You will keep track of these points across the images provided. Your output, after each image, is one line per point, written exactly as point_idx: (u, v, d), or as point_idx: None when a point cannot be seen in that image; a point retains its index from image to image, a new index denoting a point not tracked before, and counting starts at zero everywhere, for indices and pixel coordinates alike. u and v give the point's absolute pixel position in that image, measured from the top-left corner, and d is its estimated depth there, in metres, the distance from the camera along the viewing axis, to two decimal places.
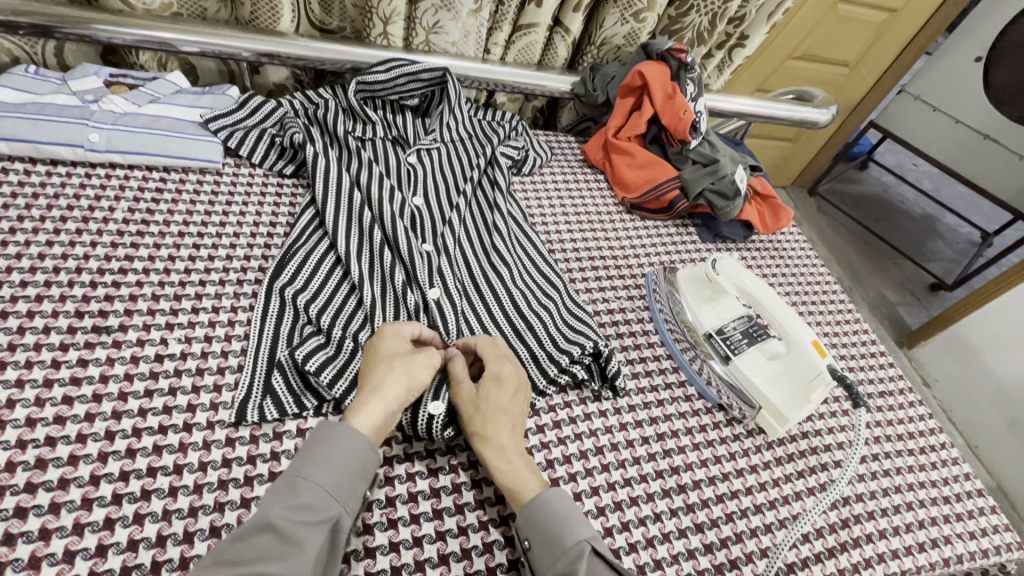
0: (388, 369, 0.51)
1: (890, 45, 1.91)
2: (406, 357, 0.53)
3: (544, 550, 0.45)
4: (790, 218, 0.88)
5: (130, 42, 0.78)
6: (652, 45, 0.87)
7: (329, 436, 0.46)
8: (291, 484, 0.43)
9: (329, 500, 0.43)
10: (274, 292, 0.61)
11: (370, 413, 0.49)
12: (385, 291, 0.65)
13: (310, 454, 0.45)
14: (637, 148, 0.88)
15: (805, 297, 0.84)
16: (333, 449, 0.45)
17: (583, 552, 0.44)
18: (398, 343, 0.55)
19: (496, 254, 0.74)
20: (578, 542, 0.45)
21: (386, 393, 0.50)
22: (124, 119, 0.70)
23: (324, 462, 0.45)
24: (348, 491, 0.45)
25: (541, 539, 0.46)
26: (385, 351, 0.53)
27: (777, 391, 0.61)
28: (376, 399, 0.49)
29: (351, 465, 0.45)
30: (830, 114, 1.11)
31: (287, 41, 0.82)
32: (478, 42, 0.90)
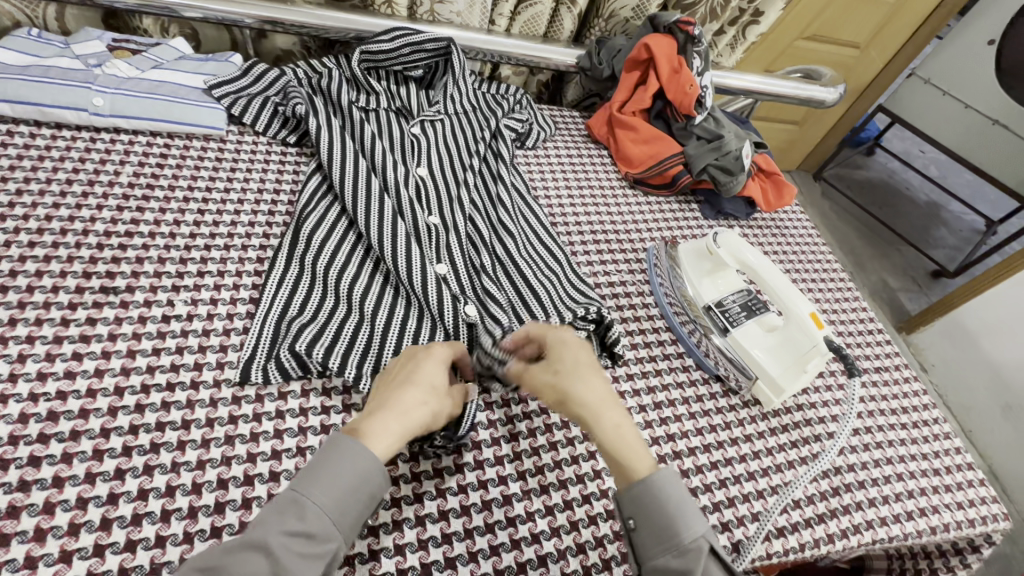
0: (422, 402, 0.46)
1: (902, 27, 1.88)
2: (441, 394, 0.48)
3: (653, 533, 0.43)
4: (794, 195, 0.88)
5: (132, 7, 0.79)
6: (658, 17, 0.85)
7: (346, 451, 0.42)
8: (294, 504, 0.40)
9: (332, 528, 0.40)
10: (282, 259, 0.62)
11: (392, 439, 0.44)
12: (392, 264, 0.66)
13: (323, 469, 0.41)
14: (641, 123, 0.87)
15: (805, 273, 0.84)
16: (349, 467, 0.42)
17: (701, 550, 0.42)
18: (440, 374, 0.49)
19: (500, 228, 0.74)
20: (695, 539, 0.43)
21: (410, 429, 0.45)
22: (128, 84, 0.70)
23: (332, 483, 0.41)
24: (350, 519, 0.41)
25: (651, 523, 0.44)
26: (425, 377, 0.48)
27: (774, 361, 0.62)
28: (400, 421, 0.45)
29: (361, 492, 0.42)
30: (839, 93, 1.10)
31: (289, 7, 0.82)
32: (483, 13, 0.89)
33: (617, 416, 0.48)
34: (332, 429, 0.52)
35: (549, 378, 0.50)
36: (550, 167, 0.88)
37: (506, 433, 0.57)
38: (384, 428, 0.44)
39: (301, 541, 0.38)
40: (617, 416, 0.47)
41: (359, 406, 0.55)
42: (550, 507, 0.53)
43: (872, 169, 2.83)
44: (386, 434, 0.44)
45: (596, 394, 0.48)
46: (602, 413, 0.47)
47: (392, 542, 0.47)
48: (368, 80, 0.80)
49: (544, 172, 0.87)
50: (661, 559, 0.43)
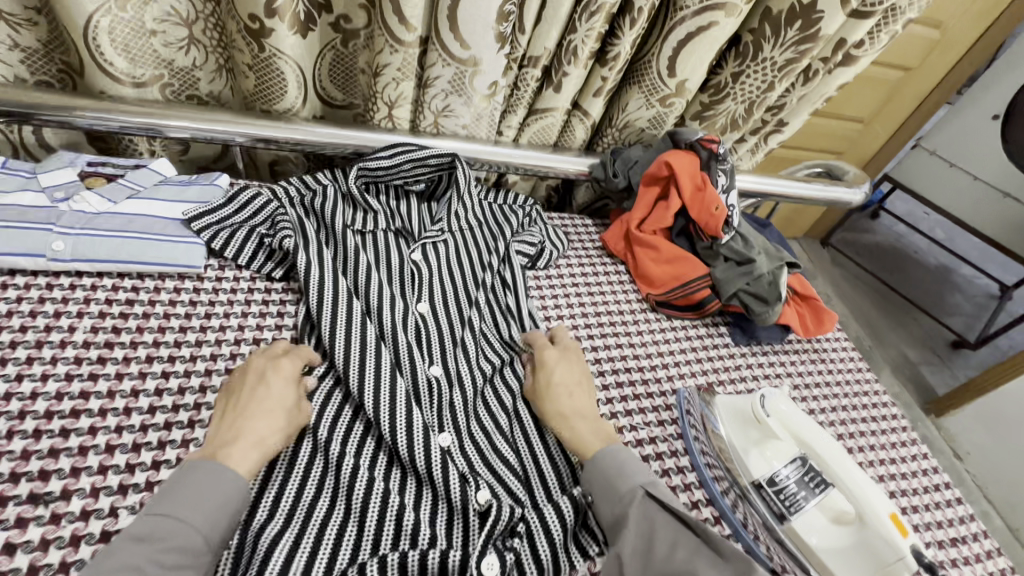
0: (269, 417, 0.51)
1: (906, 103, 1.87)
2: (287, 412, 0.52)
3: (608, 503, 0.53)
4: (834, 322, 0.79)
5: (115, 129, 0.73)
6: (680, 134, 0.80)
7: (205, 476, 0.45)
8: (159, 525, 0.42)
9: (204, 545, 0.43)
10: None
11: (255, 459, 0.48)
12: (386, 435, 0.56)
13: (184, 493, 0.44)
14: (662, 241, 0.80)
15: (850, 414, 0.75)
16: (209, 487, 0.45)
17: (638, 495, 0.51)
18: (288, 387, 0.54)
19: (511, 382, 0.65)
20: (633, 489, 0.52)
21: (269, 440, 0.50)
22: (97, 222, 0.63)
23: (197, 502, 0.44)
24: (219, 535, 0.44)
25: (604, 495, 0.53)
26: (276, 399, 0.52)
27: (845, 566, 0.51)
28: (258, 447, 0.49)
29: (225, 511, 0.45)
30: (863, 193, 1.04)
31: (290, 125, 0.77)
32: (491, 125, 0.84)
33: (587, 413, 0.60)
34: None
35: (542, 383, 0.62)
36: (562, 288, 0.80)
37: None
38: (244, 454, 0.48)
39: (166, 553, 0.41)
40: (577, 425, 0.59)
41: None
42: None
43: (878, 234, 2.80)
44: (224, 450, 0.48)
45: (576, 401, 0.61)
46: (576, 421, 0.59)
47: None
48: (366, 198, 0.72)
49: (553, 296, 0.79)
50: (612, 514, 0.52)
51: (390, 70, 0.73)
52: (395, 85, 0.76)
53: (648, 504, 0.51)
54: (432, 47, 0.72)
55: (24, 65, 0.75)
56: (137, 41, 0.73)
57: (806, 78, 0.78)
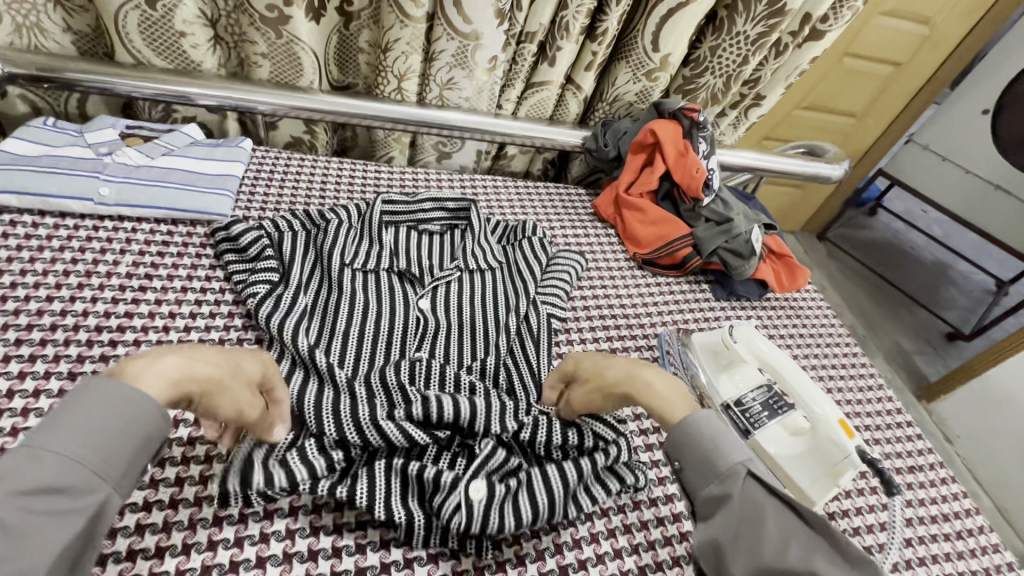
0: (221, 349, 0.44)
1: (897, 97, 1.93)
2: (240, 351, 0.46)
3: (699, 471, 0.44)
4: (807, 278, 0.85)
5: (151, 96, 0.81)
6: (664, 104, 0.87)
7: (94, 399, 0.36)
8: (26, 457, 0.32)
9: (94, 477, 0.34)
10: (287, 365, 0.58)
11: (165, 382, 0.38)
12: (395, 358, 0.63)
13: (64, 416, 0.35)
14: (648, 204, 0.87)
15: (824, 361, 0.81)
16: (103, 413, 0.35)
17: (740, 473, 0.43)
18: (255, 361, 0.46)
19: (510, 326, 0.70)
20: (734, 465, 0.43)
21: (221, 363, 0.43)
22: (137, 172, 0.71)
23: (82, 429, 0.34)
24: (119, 468, 0.35)
25: (694, 461, 0.45)
26: (227, 346, 0.45)
27: (802, 471, 0.57)
28: (182, 361, 0.40)
29: (129, 439, 0.36)
30: (842, 169, 1.11)
31: (308, 96, 0.85)
32: (491, 98, 0.91)
33: (652, 372, 0.51)
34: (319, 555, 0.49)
35: (592, 362, 0.54)
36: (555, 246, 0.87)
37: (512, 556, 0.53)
38: (164, 370, 0.39)
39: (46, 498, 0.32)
40: (649, 375, 0.51)
41: (351, 526, 0.52)
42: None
43: (875, 229, 2.86)
44: (154, 367, 0.39)
45: (625, 362, 0.53)
46: (644, 377, 0.51)
47: None
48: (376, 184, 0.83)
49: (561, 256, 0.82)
50: (708, 490, 0.43)
51: (399, 44, 0.81)
52: (404, 59, 0.84)
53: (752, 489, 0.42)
54: (437, 23, 0.80)
55: (75, 46, 0.83)
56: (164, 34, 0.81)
57: (777, 51, 0.84)
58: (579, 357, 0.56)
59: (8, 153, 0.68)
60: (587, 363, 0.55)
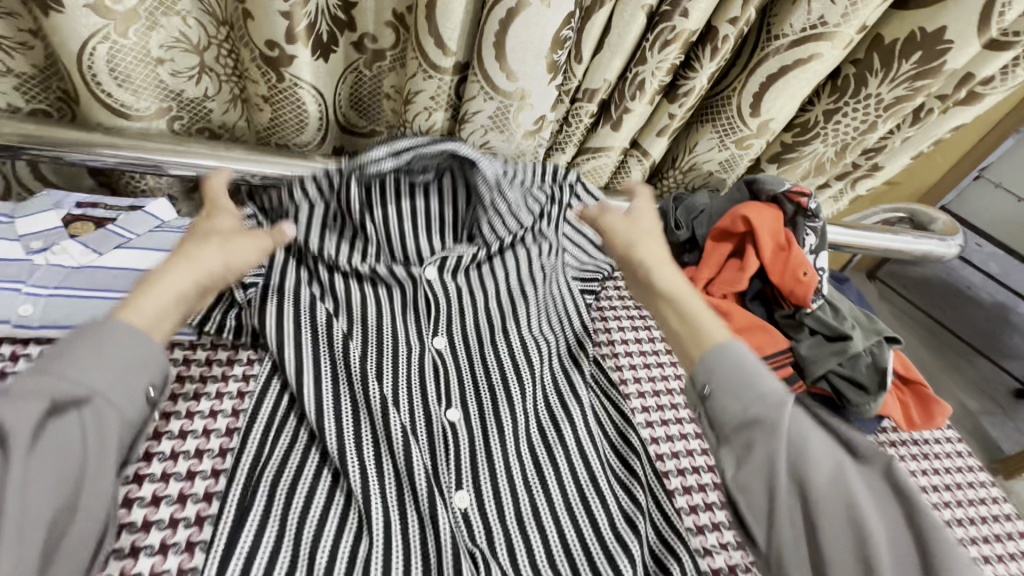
0: (203, 242, 0.49)
1: (970, 132, 1.73)
2: (228, 237, 0.51)
3: (737, 397, 0.47)
4: (947, 414, 0.64)
5: (116, 164, 0.66)
6: (760, 181, 0.67)
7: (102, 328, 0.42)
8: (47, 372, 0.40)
9: (104, 377, 0.41)
10: (256, 516, 0.46)
11: (173, 293, 0.46)
12: (405, 527, 0.48)
13: (85, 331, 0.42)
14: (734, 307, 0.67)
15: (973, 530, 0.61)
16: (107, 334, 0.42)
17: (784, 400, 0.46)
18: (236, 221, 0.53)
19: (549, 474, 0.54)
20: (777, 392, 0.47)
21: (200, 260, 0.48)
22: (74, 278, 0.54)
23: (99, 340, 0.42)
24: (123, 377, 0.42)
25: (732, 390, 0.48)
26: (218, 228, 0.51)
27: None
28: (183, 276, 0.47)
29: (129, 348, 0.42)
30: (958, 245, 0.90)
31: (309, 161, 0.70)
32: (534, 164, 0.73)
33: (688, 294, 0.55)
34: None
35: (624, 229, 0.60)
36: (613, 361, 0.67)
37: None
38: (172, 282, 0.46)
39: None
40: (691, 300, 0.54)
41: None
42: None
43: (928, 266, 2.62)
44: (162, 281, 0.46)
45: (655, 249, 0.58)
46: (659, 269, 0.57)
47: None
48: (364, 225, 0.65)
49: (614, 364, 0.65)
50: (741, 418, 0.47)
51: (422, 98, 0.64)
52: (428, 117, 0.66)
53: (872, 478, 0.45)
54: (472, 78, 0.62)
55: (18, 92, 0.67)
56: (136, 72, 0.62)
57: (915, 118, 0.66)
58: (607, 225, 0.60)
59: None
60: (623, 238, 0.59)
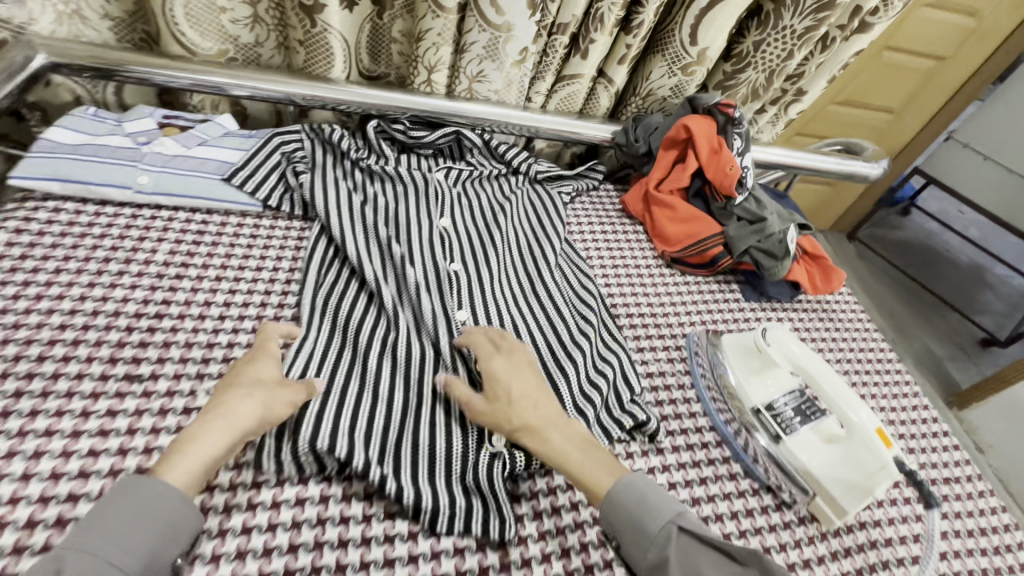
0: (241, 395, 0.50)
1: (937, 92, 1.83)
2: (269, 389, 0.52)
3: (632, 542, 0.49)
4: (842, 280, 0.83)
5: (185, 85, 0.82)
6: (698, 99, 0.85)
7: (140, 496, 0.42)
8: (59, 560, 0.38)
9: (130, 566, 0.40)
10: (311, 312, 0.64)
11: (219, 436, 0.47)
12: (419, 322, 0.67)
13: (117, 500, 0.42)
14: (679, 202, 0.85)
15: (859, 366, 0.79)
16: (141, 504, 0.42)
17: (671, 533, 0.47)
18: (269, 370, 0.54)
19: (519, 301, 0.73)
20: (664, 525, 0.48)
21: (236, 415, 0.48)
22: (174, 161, 0.73)
23: (131, 528, 0.41)
24: (156, 561, 0.41)
25: (626, 531, 0.49)
26: (250, 374, 0.53)
27: (834, 479, 0.56)
28: (219, 437, 0.47)
29: (158, 524, 0.42)
30: (882, 168, 1.07)
31: (337, 87, 0.85)
32: (520, 91, 0.91)
33: (573, 466, 0.53)
34: (351, 543, 0.50)
35: (499, 405, 0.56)
36: (583, 241, 0.87)
37: (538, 552, 0.53)
38: (210, 428, 0.47)
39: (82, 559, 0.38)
40: (559, 438, 0.54)
41: (381, 516, 0.52)
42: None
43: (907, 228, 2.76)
44: (199, 440, 0.46)
45: (542, 407, 0.56)
46: (546, 429, 0.55)
47: None
48: (379, 143, 0.87)
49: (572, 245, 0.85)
50: (648, 559, 0.48)
51: (431, 35, 0.80)
52: (435, 51, 0.83)
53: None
54: (469, 14, 0.79)
55: (113, 32, 0.84)
56: (207, 17, 0.81)
57: (823, 45, 0.82)
58: (489, 367, 0.59)
59: (49, 140, 0.68)
60: (500, 373, 0.58)
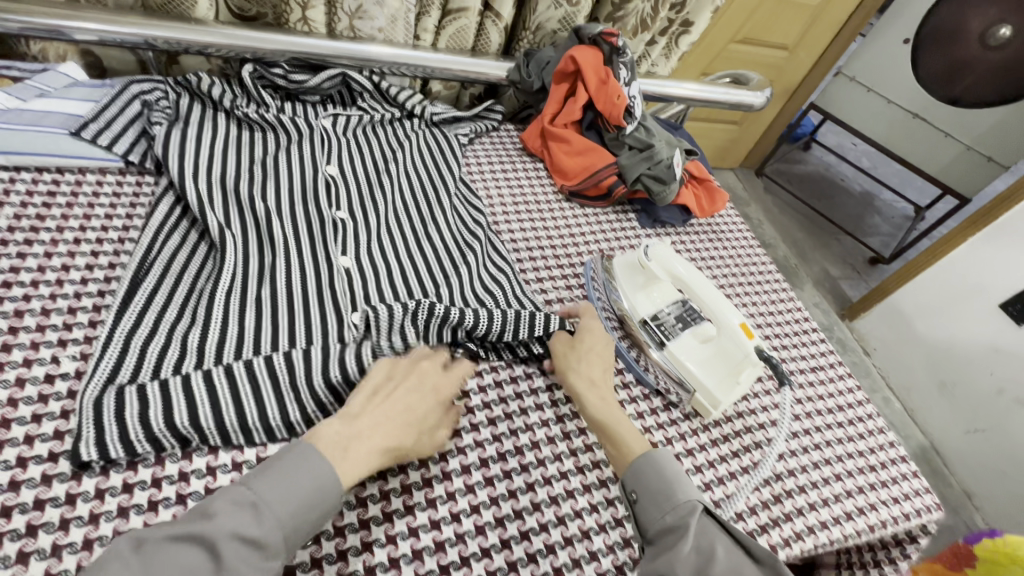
0: (395, 392, 0.52)
1: (825, 29, 1.92)
2: (423, 424, 0.52)
3: (652, 503, 0.50)
4: (725, 200, 0.90)
5: (15, 31, 0.71)
6: (583, 29, 0.85)
7: (300, 472, 0.43)
8: (245, 502, 0.41)
9: (282, 534, 0.41)
10: (152, 279, 0.58)
11: (368, 454, 0.47)
12: (290, 278, 0.63)
13: (276, 476, 0.43)
14: (572, 135, 0.87)
15: (742, 279, 0.86)
16: (303, 480, 0.43)
17: (694, 508, 0.48)
18: (422, 400, 0.53)
19: (400, 248, 0.71)
20: (689, 501, 0.49)
21: (384, 414, 0.50)
22: (4, 115, 0.64)
23: (289, 488, 0.42)
24: (301, 534, 0.42)
25: (650, 491, 0.50)
26: (411, 409, 0.52)
27: (709, 373, 0.63)
28: (372, 442, 0.48)
29: (314, 507, 0.43)
30: (766, 97, 1.13)
31: (203, 28, 0.77)
32: (407, 28, 0.87)
33: (603, 407, 0.58)
34: None
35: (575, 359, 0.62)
36: (483, 184, 0.87)
37: (439, 471, 0.54)
38: (359, 453, 0.47)
39: (251, 549, 0.39)
40: (604, 396, 0.59)
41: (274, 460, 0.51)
42: (466, 557, 0.49)
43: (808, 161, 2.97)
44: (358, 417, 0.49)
45: (605, 374, 0.61)
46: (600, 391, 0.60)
47: None
48: (257, 89, 0.78)
49: (466, 189, 0.84)
50: (660, 523, 0.48)
51: None
52: None
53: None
54: None
55: None
56: None
57: None
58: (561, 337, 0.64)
59: None
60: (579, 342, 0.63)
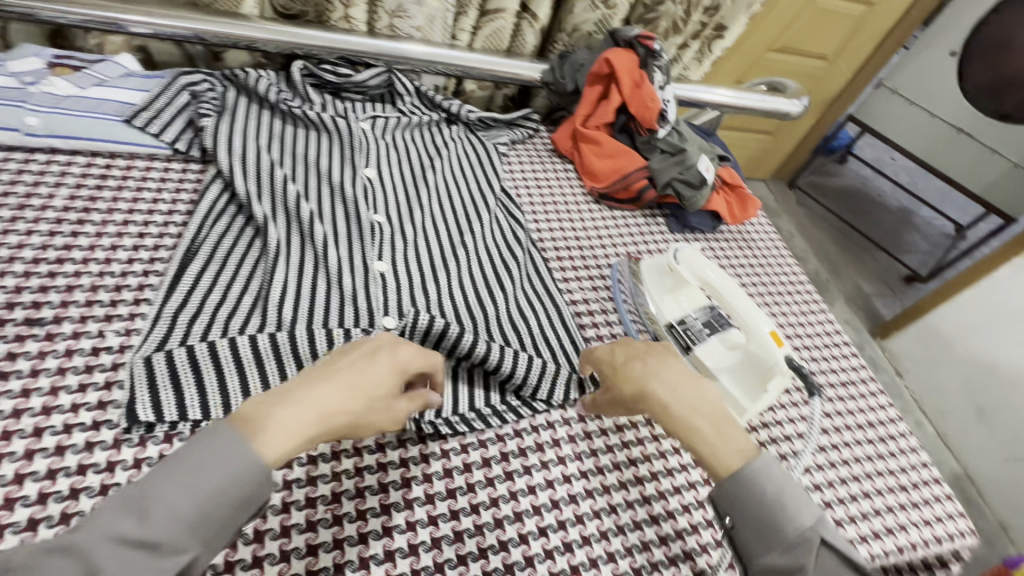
0: (360, 367, 0.44)
1: (868, 39, 1.87)
2: (380, 397, 0.44)
3: (758, 536, 0.44)
4: (757, 207, 0.89)
5: (76, 22, 0.75)
6: (618, 32, 0.85)
7: (207, 458, 0.36)
8: (138, 501, 0.34)
9: (188, 535, 0.35)
10: (200, 260, 0.61)
11: (302, 429, 0.39)
12: (329, 271, 0.63)
13: (185, 462, 0.36)
14: (604, 137, 0.87)
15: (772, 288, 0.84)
16: (213, 467, 0.36)
17: (810, 541, 0.42)
18: (381, 374, 0.45)
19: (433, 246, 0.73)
20: (803, 531, 0.42)
21: (337, 392, 0.42)
22: (66, 102, 0.68)
23: (194, 481, 0.35)
24: (215, 531, 0.36)
25: (751, 522, 0.44)
26: (368, 381, 0.44)
27: (735, 381, 0.62)
28: (315, 415, 0.40)
29: (229, 495, 0.36)
30: (803, 105, 1.11)
31: (244, 23, 0.79)
32: (445, 28, 0.88)
33: (692, 408, 0.49)
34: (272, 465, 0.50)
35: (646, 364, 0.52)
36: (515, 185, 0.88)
37: (459, 463, 0.55)
38: (289, 425, 0.39)
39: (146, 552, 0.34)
40: (693, 392, 0.50)
41: None
42: (484, 550, 0.50)
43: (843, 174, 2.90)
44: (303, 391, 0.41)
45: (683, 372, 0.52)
46: (682, 389, 0.50)
47: (331, 561, 0.46)
48: (303, 86, 0.82)
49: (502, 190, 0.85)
50: (767, 556, 0.43)
51: None
52: None
53: None
54: None
55: None
56: None
57: None
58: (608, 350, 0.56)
59: None
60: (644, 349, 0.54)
